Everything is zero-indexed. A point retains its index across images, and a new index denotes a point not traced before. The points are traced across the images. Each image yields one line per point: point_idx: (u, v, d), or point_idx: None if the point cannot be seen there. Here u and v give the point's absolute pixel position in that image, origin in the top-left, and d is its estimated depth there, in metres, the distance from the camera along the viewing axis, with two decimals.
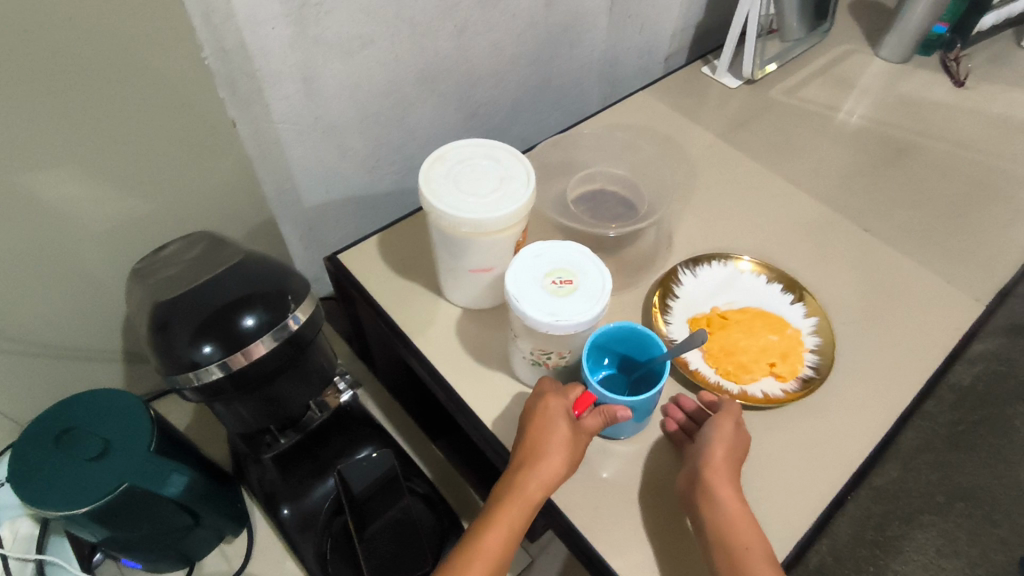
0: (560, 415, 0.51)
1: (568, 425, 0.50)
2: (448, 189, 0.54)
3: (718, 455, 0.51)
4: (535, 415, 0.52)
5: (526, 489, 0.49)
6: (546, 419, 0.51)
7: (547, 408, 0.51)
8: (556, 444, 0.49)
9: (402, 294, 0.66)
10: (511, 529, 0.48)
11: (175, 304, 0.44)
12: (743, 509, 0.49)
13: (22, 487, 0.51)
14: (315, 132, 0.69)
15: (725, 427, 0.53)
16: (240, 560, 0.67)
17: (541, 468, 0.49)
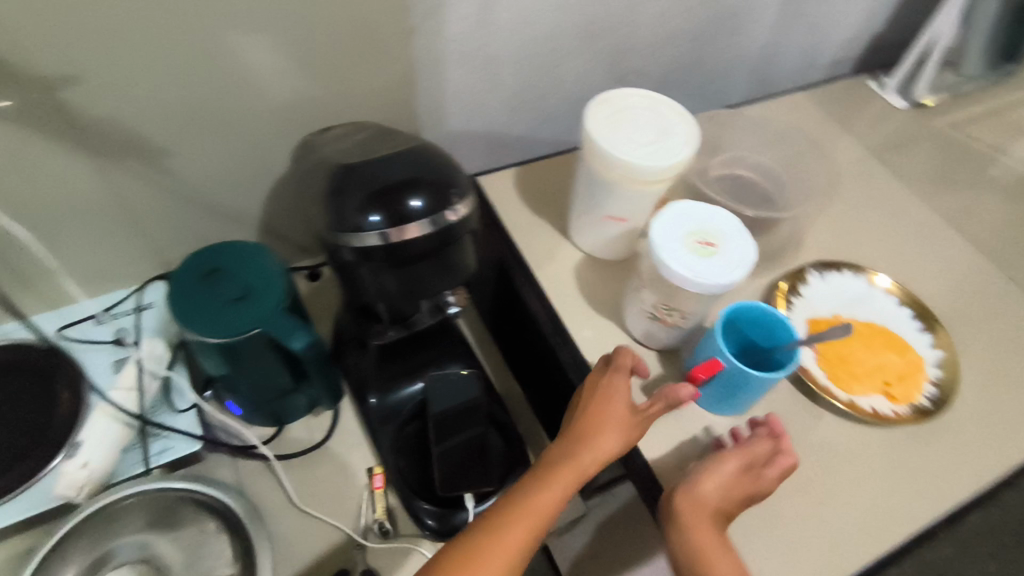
0: (623, 392, 0.53)
1: (627, 406, 0.52)
2: (608, 131, 0.55)
3: (706, 489, 0.49)
4: (595, 392, 0.53)
5: (584, 459, 0.50)
6: (610, 396, 0.53)
7: (609, 385, 0.53)
8: (616, 416, 0.52)
9: (528, 229, 0.68)
10: (562, 493, 0.49)
11: (353, 172, 0.47)
12: (715, 544, 0.47)
13: (173, 306, 0.57)
14: (476, 61, 0.72)
15: (727, 466, 0.50)
16: (322, 435, 0.71)
17: (600, 441, 0.51)
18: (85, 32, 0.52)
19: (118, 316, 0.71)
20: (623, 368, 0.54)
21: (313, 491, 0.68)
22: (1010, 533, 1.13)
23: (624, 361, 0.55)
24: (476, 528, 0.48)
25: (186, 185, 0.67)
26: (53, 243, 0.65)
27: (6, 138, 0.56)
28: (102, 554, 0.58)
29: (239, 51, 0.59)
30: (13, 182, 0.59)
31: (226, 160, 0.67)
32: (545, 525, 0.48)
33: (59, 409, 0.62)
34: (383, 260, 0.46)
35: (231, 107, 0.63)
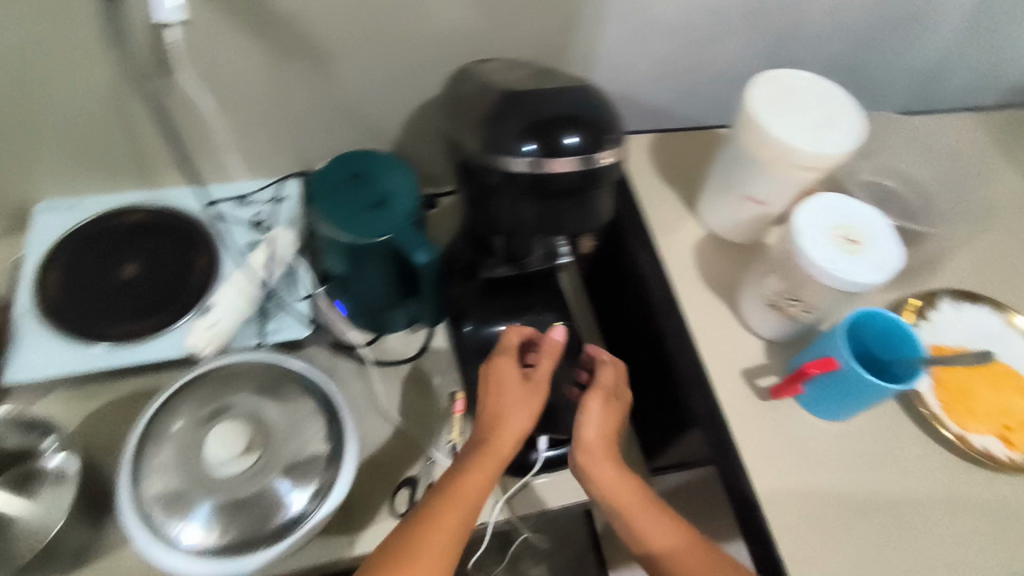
0: (510, 370, 0.58)
1: (520, 385, 0.58)
2: (769, 109, 0.54)
3: (585, 438, 0.55)
4: (488, 374, 0.58)
5: (496, 446, 0.54)
6: (500, 381, 0.58)
7: (496, 371, 0.58)
8: (519, 401, 0.56)
9: (655, 199, 0.68)
10: (484, 478, 0.53)
11: (515, 102, 0.48)
12: (625, 476, 0.54)
13: (318, 201, 0.61)
14: (637, 22, 0.71)
15: (592, 405, 0.56)
16: (414, 351, 0.75)
17: (508, 418, 0.56)
18: None
19: (255, 202, 0.77)
20: (506, 346, 0.60)
21: (400, 402, 0.72)
22: None
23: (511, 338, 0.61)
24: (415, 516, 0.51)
25: (342, 95, 0.71)
26: (217, 126, 0.71)
27: (203, 22, 0.60)
28: (218, 405, 0.61)
29: None
30: (198, 64, 0.64)
31: (382, 79, 0.70)
32: (475, 511, 0.52)
33: (195, 274, 0.70)
34: (526, 190, 0.47)
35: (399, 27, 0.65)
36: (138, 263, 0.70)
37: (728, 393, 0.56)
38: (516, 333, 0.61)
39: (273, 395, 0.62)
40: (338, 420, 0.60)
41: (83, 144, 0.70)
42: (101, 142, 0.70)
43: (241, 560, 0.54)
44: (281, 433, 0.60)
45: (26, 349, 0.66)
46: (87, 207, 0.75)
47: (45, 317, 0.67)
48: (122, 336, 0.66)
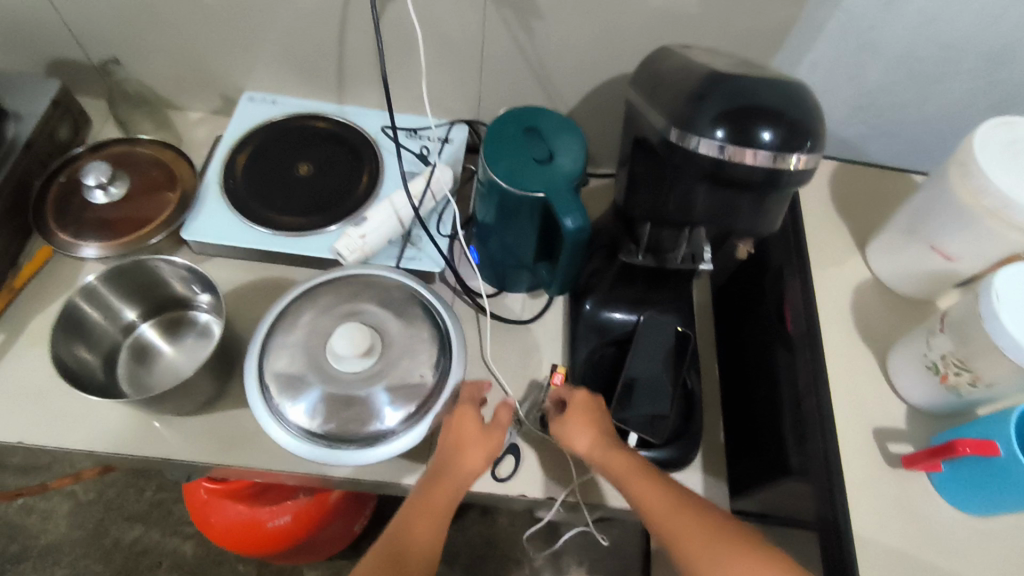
0: (465, 414, 0.61)
1: (476, 426, 0.60)
2: (998, 156, 0.48)
3: (575, 444, 0.58)
4: (449, 417, 0.62)
5: (444, 477, 0.59)
6: (452, 422, 0.61)
7: (455, 415, 0.61)
8: (469, 441, 0.60)
9: (826, 230, 0.63)
10: (445, 499, 0.58)
11: (720, 84, 0.45)
12: (621, 458, 0.56)
13: (487, 143, 0.63)
14: (856, 41, 0.68)
15: (561, 424, 0.60)
16: (530, 316, 0.76)
17: (462, 453, 0.59)
18: None
19: (424, 137, 0.81)
20: (466, 400, 0.62)
21: (505, 357, 0.73)
22: None
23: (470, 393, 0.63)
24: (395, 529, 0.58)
25: (536, 53, 0.72)
26: (417, 57, 0.75)
27: None
28: (351, 306, 0.64)
29: None
30: None
31: (579, 47, 0.71)
32: (443, 513, 0.58)
33: (357, 189, 0.76)
34: (703, 175, 0.46)
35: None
36: (312, 166, 0.77)
37: (852, 447, 0.52)
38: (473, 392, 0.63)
39: (398, 311, 0.64)
40: (451, 355, 0.63)
41: (300, 45, 0.77)
42: (316, 47, 0.77)
43: (338, 453, 0.58)
44: (398, 349, 0.62)
45: (204, 212, 0.73)
46: (284, 105, 0.83)
47: (226, 189, 0.75)
48: (284, 225, 0.72)
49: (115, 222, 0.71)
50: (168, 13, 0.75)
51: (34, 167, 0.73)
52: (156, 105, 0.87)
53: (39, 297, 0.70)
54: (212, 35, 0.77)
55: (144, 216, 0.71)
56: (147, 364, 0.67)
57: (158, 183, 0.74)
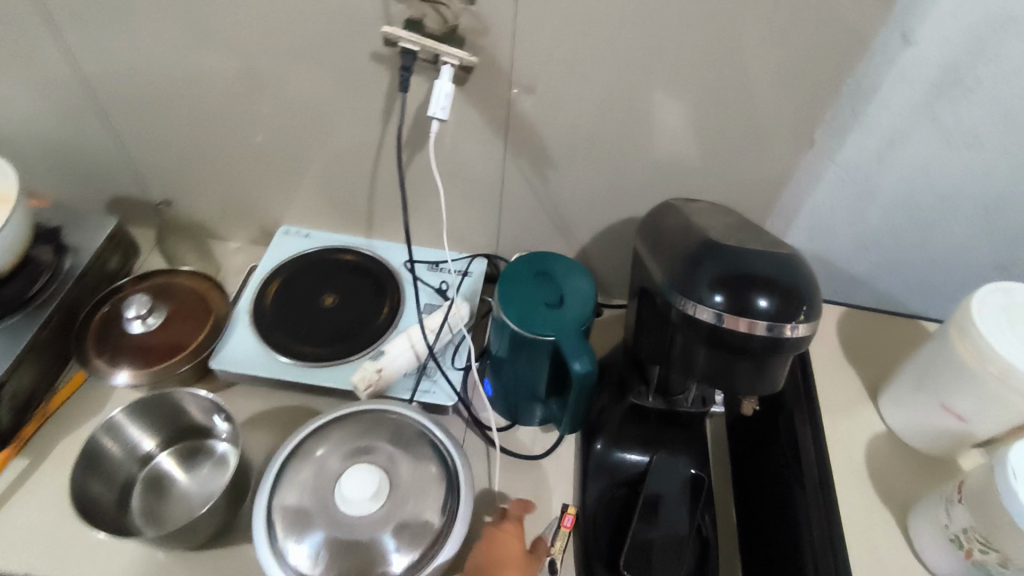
0: (512, 532, 0.63)
1: (519, 548, 0.62)
2: (998, 321, 0.49)
3: None
4: (491, 539, 0.62)
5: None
6: (493, 545, 0.61)
7: (500, 538, 0.62)
8: (512, 559, 0.61)
9: (837, 377, 0.63)
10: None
11: (717, 250, 0.48)
12: None
13: (501, 286, 0.67)
14: (854, 190, 0.70)
15: None
16: (542, 451, 0.76)
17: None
18: (561, 58, 0.63)
19: (444, 271, 0.85)
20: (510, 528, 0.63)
21: (515, 494, 0.72)
22: None
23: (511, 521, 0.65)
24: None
25: (550, 196, 0.77)
26: (439, 199, 0.81)
27: (460, 114, 0.70)
28: (364, 444, 0.65)
29: (660, 113, 0.66)
30: (444, 146, 0.74)
31: (590, 193, 0.76)
32: None
33: (378, 319, 0.79)
34: (704, 338, 0.47)
35: (619, 153, 0.71)
36: (337, 297, 0.81)
37: None
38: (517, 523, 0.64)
39: (406, 447, 0.65)
40: (457, 493, 0.62)
41: (335, 185, 0.84)
42: (349, 187, 0.83)
43: None
44: (405, 489, 0.62)
45: (231, 341, 0.77)
46: (316, 238, 0.89)
47: (253, 319, 0.79)
48: (306, 356, 0.75)
49: (148, 348, 0.74)
50: (220, 155, 0.83)
51: (84, 297, 0.79)
52: (200, 234, 0.94)
53: (70, 419, 0.74)
54: (256, 176, 0.85)
55: (177, 343, 0.75)
56: (163, 496, 0.68)
57: (193, 312, 0.78)
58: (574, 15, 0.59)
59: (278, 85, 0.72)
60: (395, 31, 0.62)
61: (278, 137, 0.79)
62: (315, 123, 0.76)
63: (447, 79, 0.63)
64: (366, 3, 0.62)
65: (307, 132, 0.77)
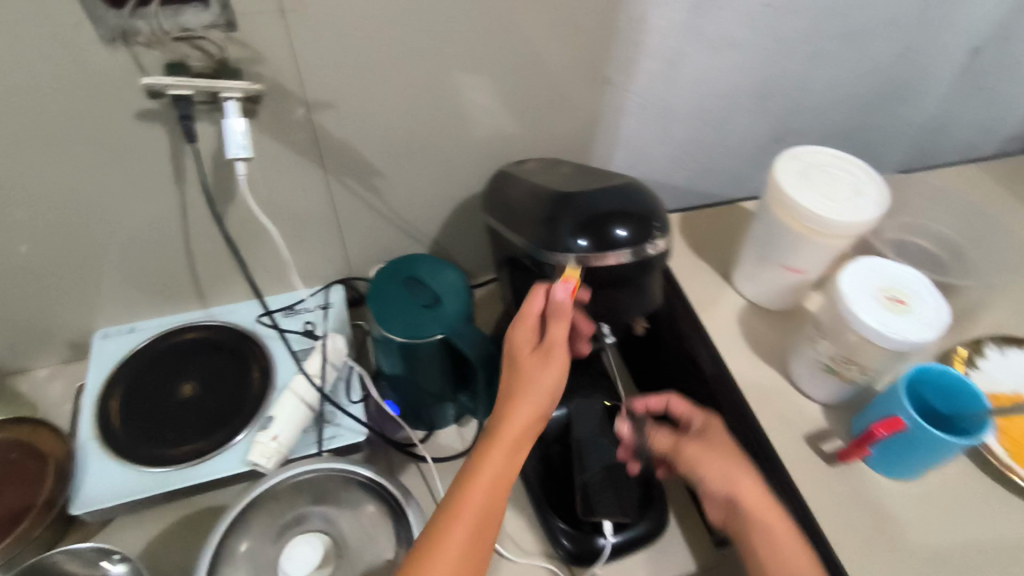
0: (528, 316, 0.51)
1: (533, 352, 0.51)
2: (797, 180, 0.57)
3: (517, 407, 0.49)
4: (520, 318, 0.52)
5: (502, 426, 0.49)
6: (512, 358, 0.51)
7: (524, 320, 0.51)
8: (521, 340, 0.51)
9: (695, 272, 0.71)
10: (507, 463, 0.49)
11: (564, 201, 0.52)
12: (506, 454, 0.49)
13: (371, 306, 0.64)
14: (656, 110, 0.77)
15: (532, 382, 0.49)
16: (466, 445, 0.76)
17: (537, 378, 0.49)
18: (351, 64, 0.60)
19: (302, 312, 0.80)
20: (529, 314, 0.51)
21: None
22: None
23: (534, 305, 0.51)
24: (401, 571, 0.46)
25: (386, 199, 0.75)
26: (270, 241, 0.75)
27: (267, 151, 0.65)
28: (293, 516, 0.61)
29: (465, 91, 0.67)
30: (258, 186, 0.68)
31: (424, 183, 0.75)
32: (502, 474, 0.49)
33: (253, 391, 0.72)
34: (582, 282, 0.51)
35: (440, 138, 0.70)
36: (196, 381, 0.72)
37: (794, 457, 0.56)
38: (540, 291, 0.51)
39: (337, 499, 0.62)
40: (404, 520, 0.59)
41: (145, 266, 0.74)
42: (164, 262, 0.74)
43: None
44: (354, 543, 0.60)
45: (91, 473, 0.66)
46: (144, 330, 0.79)
47: (106, 442, 0.68)
48: (186, 455, 0.67)
49: None
50: None
51: None
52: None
53: None
54: (41, 288, 0.72)
55: (15, 510, 0.63)
56: None
57: (20, 466, 0.66)
58: (350, 19, 0.57)
59: (34, 181, 0.61)
60: (159, 79, 0.55)
61: (54, 237, 0.67)
62: (95, 208, 0.66)
63: (235, 115, 0.58)
64: (111, 59, 0.54)
65: (89, 220, 0.67)
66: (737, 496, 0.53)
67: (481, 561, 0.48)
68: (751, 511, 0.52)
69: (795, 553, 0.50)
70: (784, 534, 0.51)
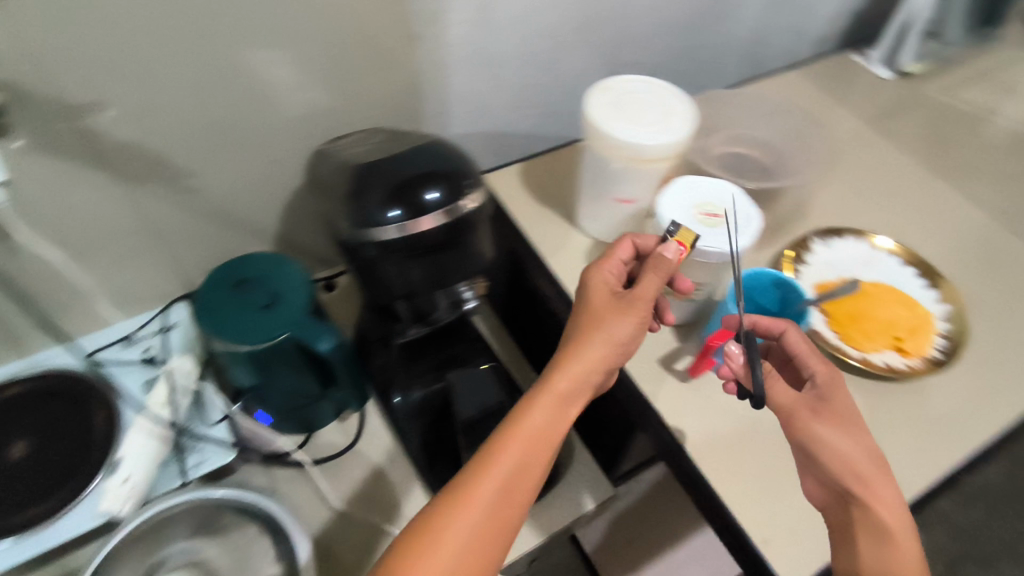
0: (606, 264, 0.54)
1: (611, 300, 0.51)
2: (610, 111, 0.57)
3: (579, 355, 0.49)
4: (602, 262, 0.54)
5: (553, 378, 0.49)
6: (591, 305, 0.52)
7: (607, 265, 0.54)
8: (597, 286, 0.53)
9: (541, 219, 0.71)
10: (555, 417, 0.49)
11: (369, 172, 0.49)
12: (557, 408, 0.49)
13: (200, 318, 0.58)
14: (480, 60, 0.73)
15: (601, 331, 0.50)
16: (349, 439, 0.73)
17: (607, 328, 0.50)
18: (115, 56, 0.54)
19: (142, 339, 0.73)
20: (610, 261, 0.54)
21: (348, 490, 0.70)
22: None
23: (623, 251, 0.56)
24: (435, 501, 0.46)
25: (204, 200, 0.68)
26: (80, 270, 0.67)
27: (40, 170, 0.57)
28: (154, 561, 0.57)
29: (260, 67, 0.61)
30: (43, 211, 0.60)
31: (244, 175, 0.69)
32: (548, 431, 0.49)
33: (97, 436, 0.62)
34: (403, 253, 0.48)
35: (247, 122, 0.64)
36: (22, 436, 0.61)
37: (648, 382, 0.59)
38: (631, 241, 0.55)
39: (209, 530, 0.59)
40: (285, 535, 0.57)
41: None
42: None
43: None
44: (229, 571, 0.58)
45: None
46: None
47: None
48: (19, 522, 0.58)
49: None
50: None
51: None
52: None
53: None
54: None
55: None
56: None
57: None
58: (95, 4, 0.50)
59: None
60: None
61: None
62: None
63: None
64: None
65: None
66: (861, 483, 0.47)
67: (515, 511, 0.47)
68: (872, 500, 0.47)
69: (903, 554, 0.45)
70: (903, 531, 0.46)
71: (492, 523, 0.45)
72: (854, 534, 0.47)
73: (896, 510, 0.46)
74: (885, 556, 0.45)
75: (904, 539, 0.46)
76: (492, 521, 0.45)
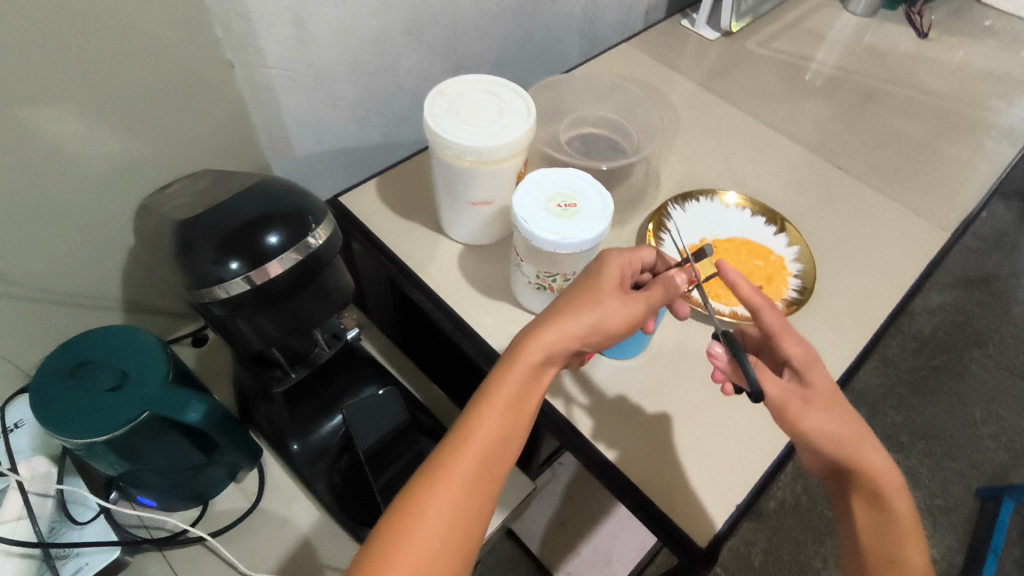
0: (616, 256, 0.52)
1: (615, 285, 0.50)
2: (448, 118, 0.56)
3: (563, 329, 0.48)
4: (610, 252, 0.52)
5: (529, 348, 0.48)
6: (596, 284, 0.50)
7: (618, 257, 0.52)
8: (610, 270, 0.51)
9: (406, 234, 0.69)
10: (525, 391, 0.48)
11: (196, 225, 0.45)
12: (531, 384, 0.48)
13: (37, 417, 0.51)
14: (308, 79, 0.69)
15: (594, 312, 0.49)
16: (252, 499, 0.68)
17: (601, 308, 0.49)
18: None
19: None
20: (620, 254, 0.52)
21: (257, 553, 0.66)
22: (886, 403, 1.39)
23: (644, 256, 0.55)
24: (413, 488, 0.44)
25: (20, 281, 0.60)
26: None
27: None
28: None
29: (50, 125, 0.54)
30: None
31: (63, 243, 0.61)
32: (519, 407, 0.48)
33: None
34: (251, 302, 0.45)
35: (50, 186, 0.57)
36: None
37: None
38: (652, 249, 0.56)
39: None
40: None
41: None
42: None
43: None
44: None
45: None
46: None
47: None
48: None
49: None
50: None
51: None
52: None
53: None
54: None
55: None
56: None
57: None
58: None
59: None
60: None
61: None
62: None
63: None
64: None
65: None
66: (854, 458, 0.50)
67: (489, 492, 0.46)
68: (868, 472, 0.49)
69: (898, 512, 0.49)
70: (897, 497, 0.49)
71: (469, 508, 0.44)
72: (852, 503, 0.50)
73: (889, 478, 0.50)
74: (884, 523, 0.48)
75: (897, 500, 0.49)
76: (469, 506, 0.44)
